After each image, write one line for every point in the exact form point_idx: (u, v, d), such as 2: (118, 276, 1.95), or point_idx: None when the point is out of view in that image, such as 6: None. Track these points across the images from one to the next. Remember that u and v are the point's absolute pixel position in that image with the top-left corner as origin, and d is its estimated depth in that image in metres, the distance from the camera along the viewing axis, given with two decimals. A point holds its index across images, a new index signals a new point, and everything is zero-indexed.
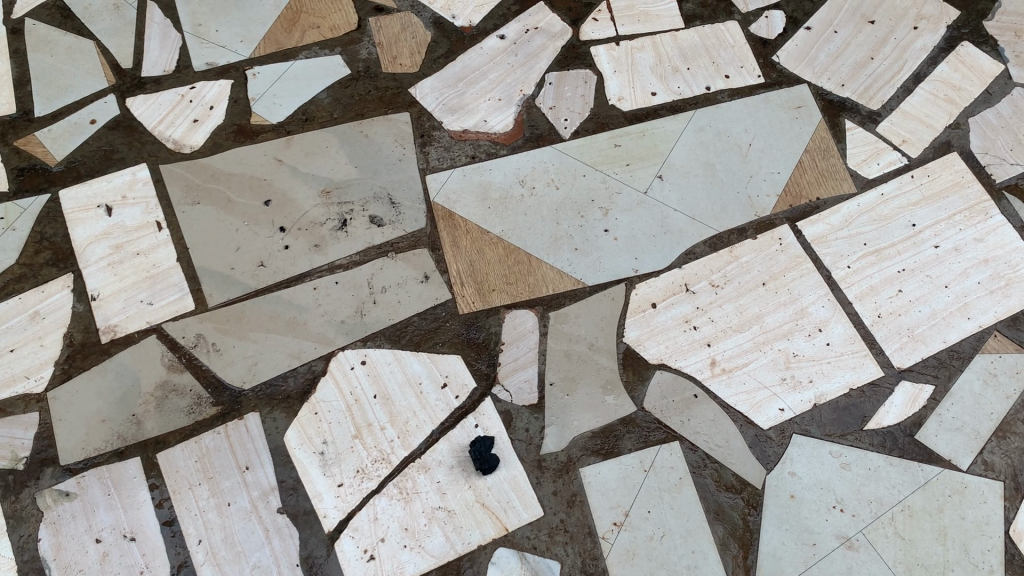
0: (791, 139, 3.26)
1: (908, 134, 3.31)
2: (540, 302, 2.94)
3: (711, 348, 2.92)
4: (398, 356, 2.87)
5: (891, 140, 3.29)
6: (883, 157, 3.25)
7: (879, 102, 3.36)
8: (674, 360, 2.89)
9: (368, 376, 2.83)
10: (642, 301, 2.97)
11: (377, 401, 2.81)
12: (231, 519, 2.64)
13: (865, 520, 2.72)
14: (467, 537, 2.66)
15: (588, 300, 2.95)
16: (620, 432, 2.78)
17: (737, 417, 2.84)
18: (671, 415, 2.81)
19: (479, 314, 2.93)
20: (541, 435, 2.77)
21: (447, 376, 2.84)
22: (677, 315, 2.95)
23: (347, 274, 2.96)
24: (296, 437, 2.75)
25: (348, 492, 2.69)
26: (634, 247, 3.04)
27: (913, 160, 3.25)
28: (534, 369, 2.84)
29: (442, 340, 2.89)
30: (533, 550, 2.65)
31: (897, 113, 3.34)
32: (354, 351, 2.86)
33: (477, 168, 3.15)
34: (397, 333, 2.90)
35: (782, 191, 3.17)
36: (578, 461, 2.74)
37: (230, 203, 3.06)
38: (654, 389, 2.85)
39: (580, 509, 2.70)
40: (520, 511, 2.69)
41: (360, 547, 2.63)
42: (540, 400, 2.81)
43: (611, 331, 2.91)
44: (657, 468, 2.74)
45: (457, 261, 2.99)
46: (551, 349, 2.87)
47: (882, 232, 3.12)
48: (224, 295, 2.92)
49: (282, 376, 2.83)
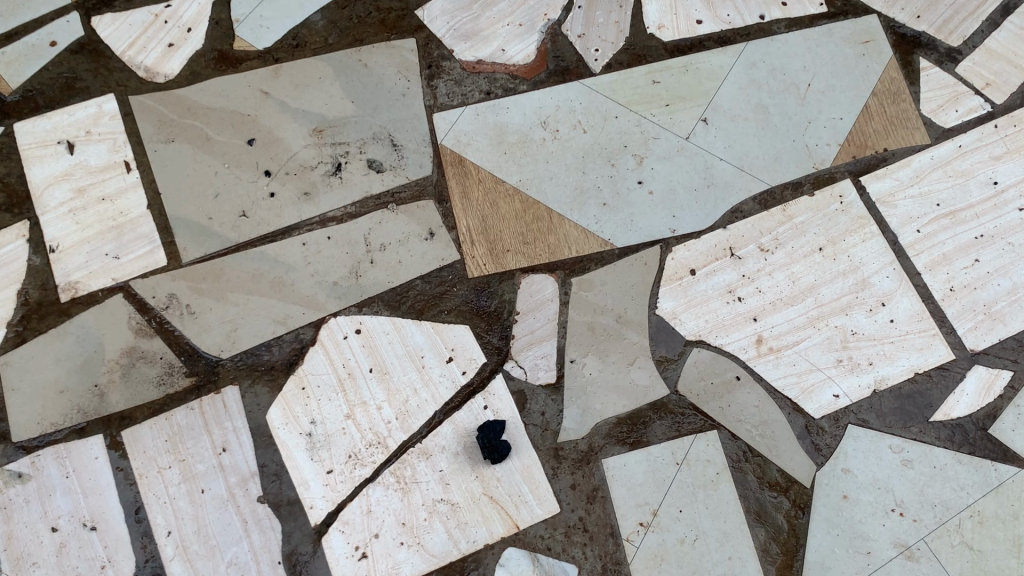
0: (857, 79, 2.78)
1: (994, 75, 2.81)
2: (561, 265, 2.56)
3: (758, 324, 2.54)
4: (397, 325, 2.50)
5: (974, 82, 2.80)
6: (963, 103, 2.79)
7: (960, 38, 2.83)
8: (714, 337, 2.52)
9: (363, 347, 2.48)
10: (679, 267, 2.58)
11: (372, 376, 2.46)
12: (205, 509, 2.33)
13: (928, 526, 2.39)
14: (472, 534, 2.35)
15: (616, 265, 2.57)
16: (649, 418, 2.43)
17: (785, 404, 2.47)
18: (709, 400, 2.46)
19: (492, 279, 2.56)
20: (559, 419, 2.44)
21: (452, 349, 2.49)
22: (720, 284, 2.57)
23: (341, 228, 2.58)
24: (278, 416, 2.41)
25: (338, 480, 2.37)
26: (672, 203, 2.64)
27: (998, 106, 2.79)
28: (552, 344, 2.49)
29: (448, 308, 2.52)
30: (547, 552, 2.35)
31: (981, 51, 2.83)
32: (347, 319, 2.50)
33: (493, 106, 2.71)
34: (397, 298, 2.53)
35: (846, 140, 2.71)
36: (600, 452, 2.41)
37: (207, 142, 2.65)
38: (690, 368, 2.49)
39: (601, 506, 2.38)
40: (533, 506, 2.37)
41: (351, 543, 2.32)
42: (559, 379, 2.47)
43: (642, 301, 2.54)
44: (692, 461, 2.40)
45: (468, 216, 2.60)
46: (573, 321, 2.51)
47: (959, 191, 2.70)
48: (199, 250, 2.55)
49: (265, 345, 2.48)
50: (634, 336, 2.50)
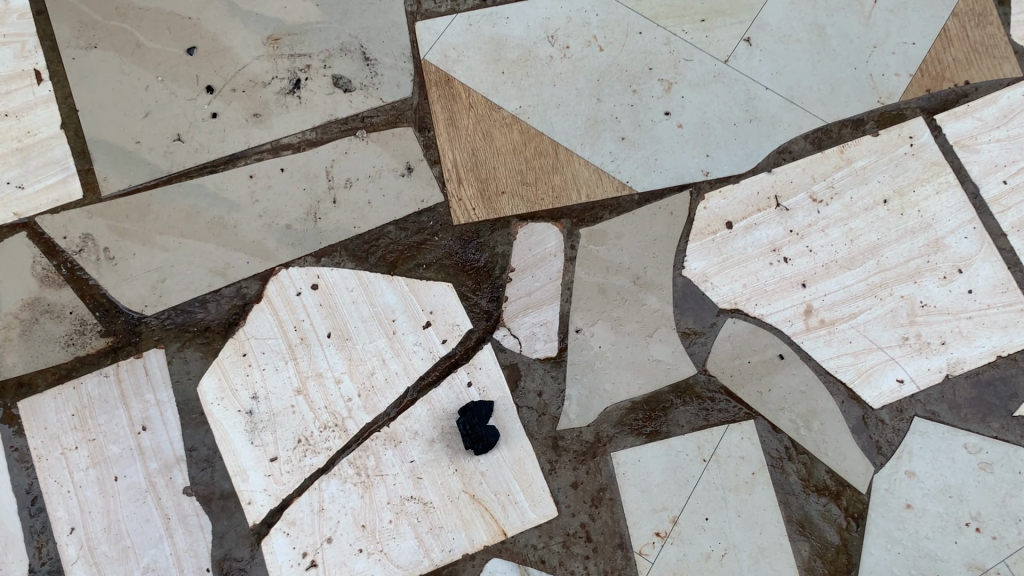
0: None
1: None
2: (567, 213, 2.09)
3: (807, 291, 2.07)
4: (363, 281, 2.03)
5: None
6: None
7: None
8: (753, 305, 2.05)
9: (320, 307, 2.01)
10: (712, 218, 2.10)
11: (330, 342, 1.99)
12: (118, 501, 1.88)
13: (1010, 545, 1.94)
14: (448, 542, 1.91)
15: (635, 214, 2.09)
16: (669, 403, 1.99)
17: (838, 390, 2.01)
18: (746, 383, 2.00)
19: (483, 226, 2.08)
20: (560, 401, 1.99)
21: (431, 313, 2.02)
22: (762, 240, 2.09)
23: (297, 158, 2.10)
24: (212, 387, 1.95)
25: (285, 470, 1.91)
26: (705, 140, 2.15)
27: None
28: (554, 310, 2.04)
29: (427, 262, 2.05)
30: (540, 565, 1.92)
31: None
32: (300, 271, 2.03)
33: (490, 15, 2.17)
34: (364, 248, 2.05)
35: (918, 70, 2.19)
36: (609, 443, 1.97)
37: (136, 48, 2.11)
38: (723, 342, 2.03)
39: (608, 511, 1.94)
40: (524, 509, 1.93)
41: (297, 549, 1.88)
42: (562, 352, 2.02)
43: (666, 260, 2.07)
44: (722, 459, 1.94)
45: (454, 149, 2.12)
46: (580, 281, 2.05)
47: None
48: (122, 181, 2.06)
49: (199, 301, 2.01)
50: (655, 302, 2.04)
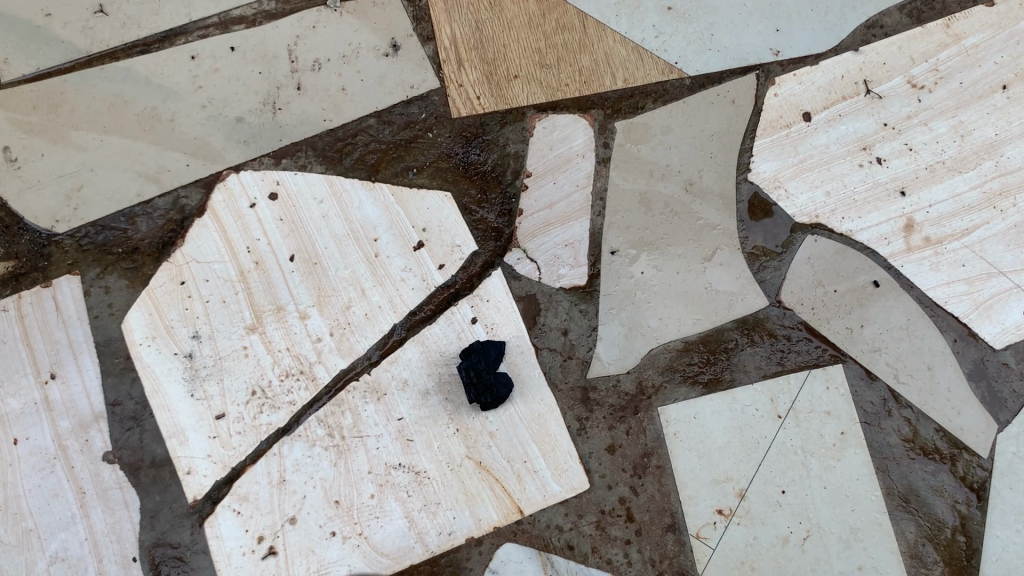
0: None
1: None
2: (597, 100, 1.61)
3: (908, 201, 1.60)
4: (336, 189, 1.57)
5: None
6: None
7: None
8: (839, 219, 1.60)
9: (281, 222, 1.55)
10: (785, 107, 1.62)
11: (294, 268, 1.54)
12: (18, 472, 1.45)
13: None
14: (447, 523, 1.47)
15: (686, 104, 1.61)
16: (732, 345, 1.56)
17: (949, 327, 1.56)
18: (830, 319, 1.56)
19: (489, 119, 1.61)
20: (591, 341, 1.55)
21: (424, 230, 1.57)
22: (850, 135, 1.62)
23: (253, 32, 1.59)
24: (141, 323, 1.51)
25: (234, 431, 1.48)
26: (777, 11, 1.63)
27: None
28: (582, 225, 1.58)
29: (419, 165, 1.60)
30: (567, 553, 1.48)
31: None
32: (255, 175, 1.56)
33: None
34: (337, 147, 1.59)
35: None
36: (655, 397, 1.53)
37: None
38: (802, 266, 1.58)
39: (655, 482, 1.50)
40: (546, 480, 1.49)
41: (251, 532, 1.45)
42: (592, 279, 1.57)
43: (726, 162, 1.61)
44: (800, 415, 1.52)
45: (451, 21, 1.62)
46: (615, 188, 1.59)
47: None
48: (24, 62, 1.55)
49: (126, 216, 1.55)
50: (712, 215, 1.59)
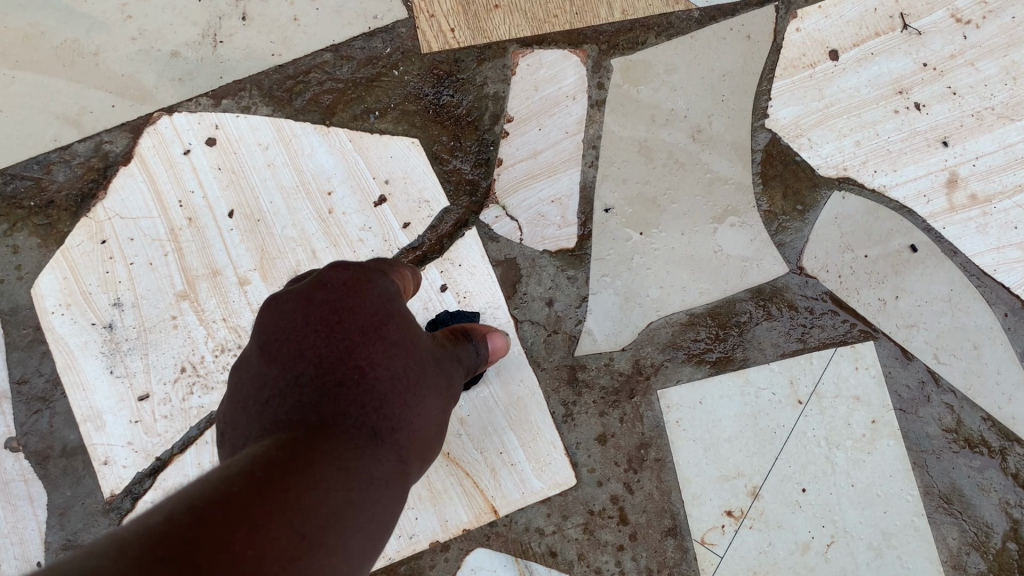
0: None
1: None
2: (590, 34, 1.39)
3: (951, 152, 1.37)
4: (283, 134, 1.35)
5: None
6: None
7: None
8: (871, 173, 1.37)
9: (219, 172, 1.33)
10: (808, 43, 1.39)
11: (232, 225, 1.32)
12: None
13: None
14: (410, 524, 1.25)
15: (693, 39, 1.39)
16: (745, 319, 1.33)
17: (999, 300, 1.34)
18: (861, 290, 1.32)
19: (465, 55, 1.39)
20: (580, 313, 1.33)
21: (386, 182, 1.34)
22: (884, 77, 1.38)
23: None
24: (54, 288, 1.29)
25: (159, 415, 1.27)
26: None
27: None
28: (571, 178, 1.35)
29: (382, 108, 1.37)
30: (550, 560, 1.27)
31: None
32: (189, 117, 1.35)
33: None
34: (287, 86, 1.37)
35: None
36: (654, 378, 1.31)
37: None
38: (828, 227, 1.34)
39: (653, 478, 1.29)
40: (525, 475, 1.27)
41: None
42: (583, 241, 1.35)
43: (739, 106, 1.38)
44: (823, 401, 1.30)
45: None
46: (610, 136, 1.37)
47: None
48: None
49: (39, 164, 1.34)
50: (724, 168, 1.36)
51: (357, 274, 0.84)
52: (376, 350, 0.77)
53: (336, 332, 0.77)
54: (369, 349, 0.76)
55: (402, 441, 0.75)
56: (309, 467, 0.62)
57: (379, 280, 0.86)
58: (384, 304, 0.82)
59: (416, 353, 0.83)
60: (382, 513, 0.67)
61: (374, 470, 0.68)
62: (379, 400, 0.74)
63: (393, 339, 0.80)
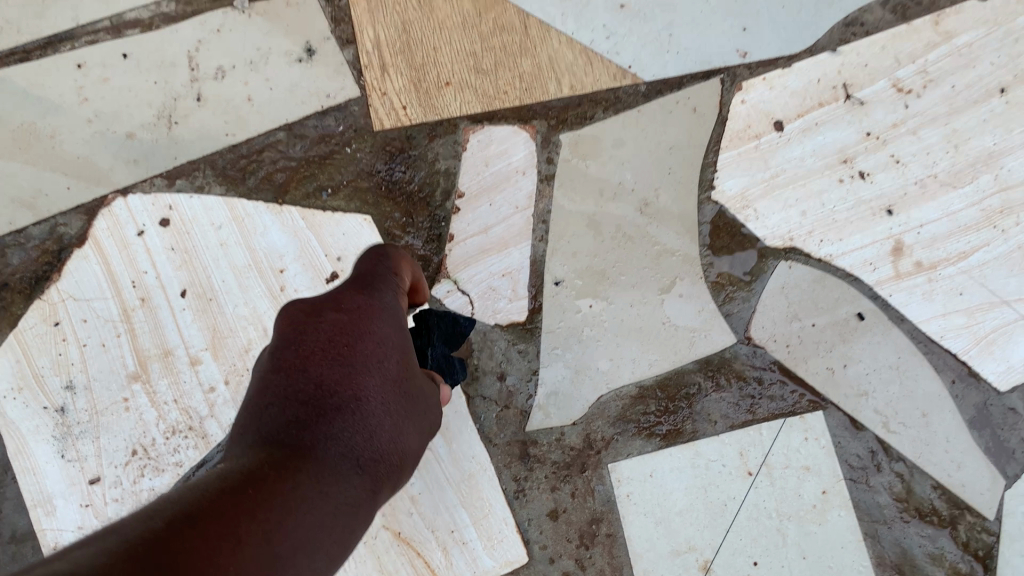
0: None
1: None
2: (541, 105, 1.38)
3: (895, 222, 1.34)
4: (236, 213, 1.36)
5: None
6: None
7: None
8: (811, 242, 1.36)
9: (171, 252, 1.34)
10: (754, 116, 1.37)
11: (185, 304, 1.34)
12: None
13: None
14: None
15: (640, 108, 1.38)
16: (698, 391, 1.35)
17: (947, 370, 1.34)
18: (804, 363, 1.34)
19: (415, 132, 1.39)
20: (531, 387, 1.35)
21: (340, 259, 1.36)
22: (825, 146, 1.36)
23: (146, 37, 1.36)
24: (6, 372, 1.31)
25: (110, 497, 1.30)
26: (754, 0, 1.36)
27: None
28: (523, 252, 1.37)
29: (334, 185, 1.38)
30: None
31: None
32: (142, 199, 1.36)
33: None
34: (240, 166, 1.38)
35: None
36: (606, 451, 1.34)
37: None
38: (770, 296, 1.36)
39: (608, 552, 1.33)
40: (476, 551, 1.31)
41: None
42: (534, 318, 1.36)
43: (686, 176, 1.38)
44: (773, 475, 1.32)
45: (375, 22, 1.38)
46: (561, 211, 1.38)
47: None
48: None
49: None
50: (669, 239, 1.37)
51: (349, 301, 0.85)
52: (370, 388, 0.78)
53: (335, 363, 0.77)
54: (369, 399, 0.77)
55: (372, 486, 0.72)
56: (293, 494, 0.62)
57: (397, 323, 0.88)
58: (390, 359, 0.83)
59: (410, 413, 0.83)
60: (350, 533, 0.67)
61: (346, 497, 0.67)
62: (367, 433, 0.74)
63: (373, 359, 0.80)
